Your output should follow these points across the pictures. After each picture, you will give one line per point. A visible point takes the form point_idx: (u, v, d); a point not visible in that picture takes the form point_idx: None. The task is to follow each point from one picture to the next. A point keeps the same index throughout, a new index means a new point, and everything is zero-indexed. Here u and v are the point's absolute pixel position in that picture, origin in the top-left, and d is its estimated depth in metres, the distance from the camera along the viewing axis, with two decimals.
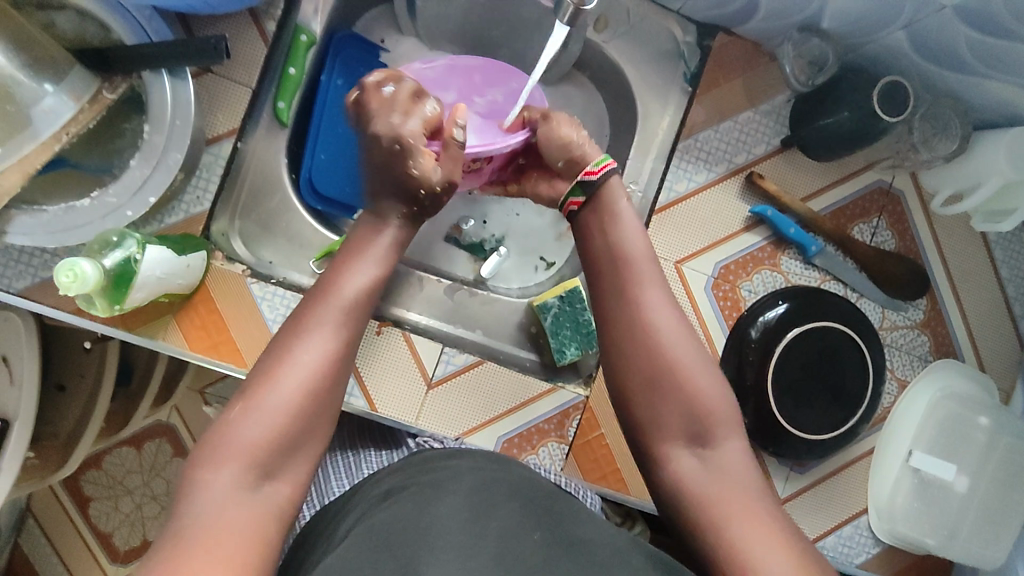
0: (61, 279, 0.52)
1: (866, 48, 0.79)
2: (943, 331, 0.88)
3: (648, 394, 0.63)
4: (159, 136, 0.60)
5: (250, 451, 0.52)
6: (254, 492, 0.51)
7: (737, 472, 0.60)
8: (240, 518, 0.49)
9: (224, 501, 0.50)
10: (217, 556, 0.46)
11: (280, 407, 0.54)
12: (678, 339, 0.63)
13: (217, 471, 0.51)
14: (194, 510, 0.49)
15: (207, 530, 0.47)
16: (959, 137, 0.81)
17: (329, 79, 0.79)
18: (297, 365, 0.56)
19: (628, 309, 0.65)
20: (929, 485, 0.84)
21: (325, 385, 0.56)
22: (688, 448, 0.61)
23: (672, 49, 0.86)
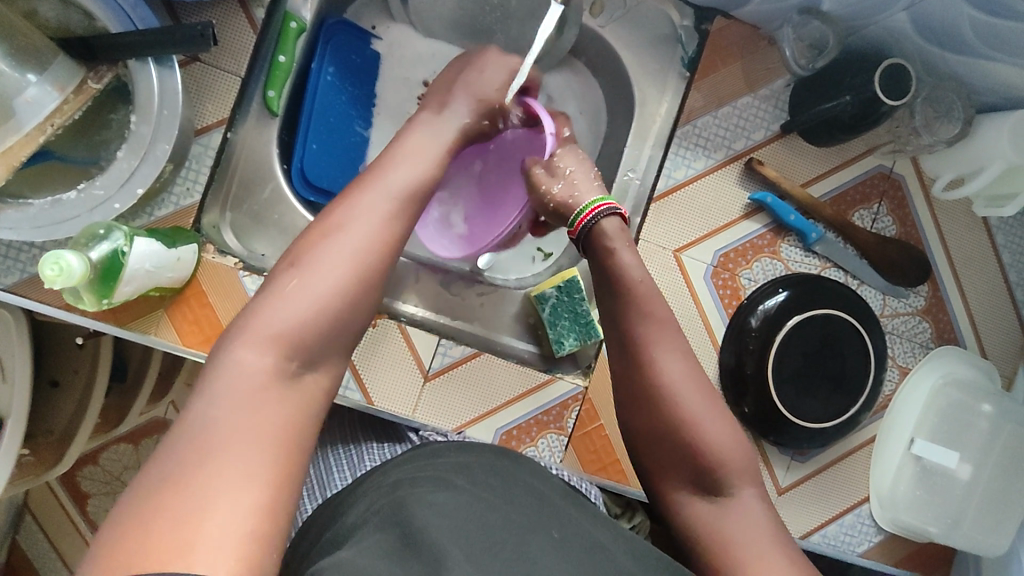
0: (45, 272, 0.51)
1: (867, 30, 0.78)
2: (945, 318, 0.87)
3: (659, 448, 0.64)
4: (146, 126, 0.58)
5: (287, 337, 0.51)
6: (290, 378, 0.50)
7: (751, 520, 0.60)
8: (276, 407, 0.49)
9: (259, 386, 0.49)
10: (248, 441, 0.45)
11: (324, 287, 0.54)
12: (686, 387, 0.63)
13: (258, 345, 0.50)
14: (226, 391, 0.48)
15: (242, 415, 0.47)
16: (962, 121, 0.79)
17: (320, 68, 0.77)
18: (339, 255, 0.55)
19: (637, 362, 0.65)
20: (931, 472, 0.84)
21: (366, 277, 0.56)
22: (699, 494, 0.62)
23: (669, 33, 0.84)
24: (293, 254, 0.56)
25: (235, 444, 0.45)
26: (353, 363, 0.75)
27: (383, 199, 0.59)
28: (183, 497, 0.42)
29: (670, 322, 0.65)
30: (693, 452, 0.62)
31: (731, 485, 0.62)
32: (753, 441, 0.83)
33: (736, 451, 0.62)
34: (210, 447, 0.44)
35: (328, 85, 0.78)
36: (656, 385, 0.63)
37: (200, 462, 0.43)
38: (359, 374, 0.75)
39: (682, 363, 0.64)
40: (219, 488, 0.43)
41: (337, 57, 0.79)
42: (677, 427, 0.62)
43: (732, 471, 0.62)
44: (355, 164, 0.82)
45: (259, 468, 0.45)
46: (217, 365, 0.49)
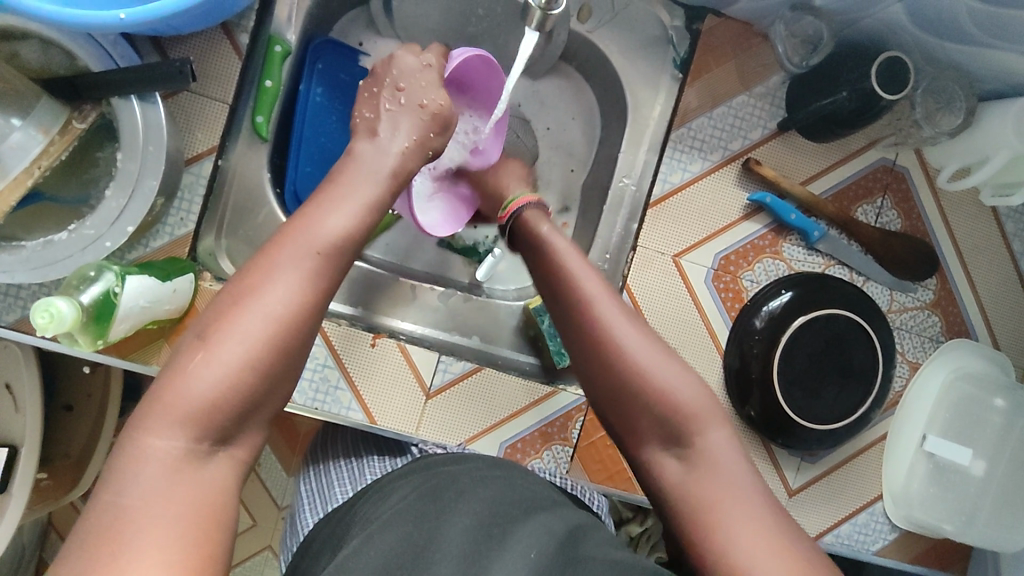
0: (37, 320, 0.51)
1: (862, 23, 0.76)
2: (955, 311, 0.85)
3: (622, 405, 0.60)
4: (133, 163, 0.58)
5: (195, 415, 0.47)
6: (200, 464, 0.47)
7: (725, 467, 0.56)
8: (189, 493, 0.45)
9: (168, 474, 0.45)
10: (154, 537, 0.41)
11: (235, 360, 0.49)
12: (633, 339, 0.60)
13: (159, 433, 0.46)
14: (131, 484, 0.44)
15: (155, 511, 0.43)
16: (965, 111, 0.77)
17: (309, 89, 0.77)
18: (250, 321, 0.50)
19: (580, 322, 0.62)
20: (945, 469, 0.82)
21: (282, 343, 0.50)
22: (666, 449, 0.58)
23: (660, 35, 0.82)
24: (203, 323, 0.51)
25: (138, 537, 0.41)
26: (355, 384, 0.75)
27: (304, 253, 0.53)
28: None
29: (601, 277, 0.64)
30: (652, 402, 0.58)
31: (697, 436, 0.57)
32: (761, 443, 0.82)
33: (692, 394, 0.59)
34: (114, 548, 0.40)
35: (317, 106, 0.78)
36: (603, 340, 0.60)
37: (102, 563, 0.40)
38: (361, 394, 0.75)
39: (625, 316, 0.62)
40: None
41: (326, 77, 0.79)
42: (630, 376, 0.59)
43: (696, 417, 0.58)
44: None
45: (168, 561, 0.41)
46: (119, 457, 0.45)
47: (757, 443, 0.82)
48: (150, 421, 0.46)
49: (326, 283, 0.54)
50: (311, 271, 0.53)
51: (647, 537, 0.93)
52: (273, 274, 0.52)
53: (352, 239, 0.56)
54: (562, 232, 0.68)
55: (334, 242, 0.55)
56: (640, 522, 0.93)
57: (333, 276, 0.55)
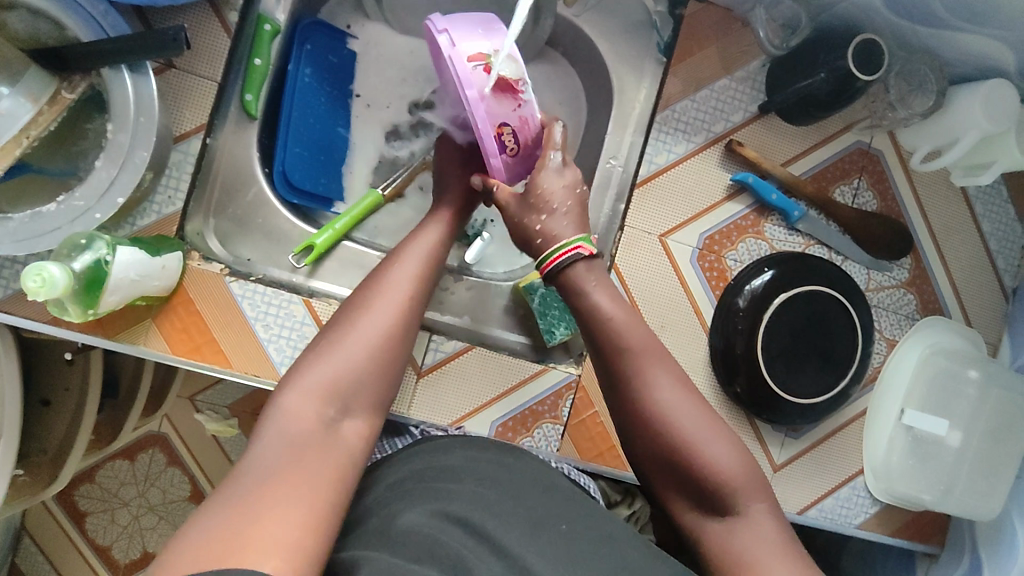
0: (28, 283, 0.50)
1: (838, 7, 0.78)
2: (929, 289, 0.88)
3: (668, 474, 0.61)
4: (123, 134, 0.58)
5: (328, 387, 0.53)
6: (329, 429, 0.51)
7: (767, 539, 0.56)
8: (318, 448, 0.49)
9: (303, 434, 0.50)
10: (294, 477, 0.46)
11: (361, 341, 0.56)
12: (681, 408, 0.61)
13: (298, 399, 0.52)
14: (276, 434, 0.49)
15: (292, 458, 0.48)
16: (936, 92, 0.81)
17: (297, 69, 0.77)
18: (371, 316, 0.58)
19: (627, 399, 0.63)
20: (923, 441, 0.85)
21: (393, 335, 0.58)
22: (707, 513, 0.59)
23: (643, 20, 0.84)
24: (331, 322, 0.59)
25: (281, 478, 0.46)
26: None
27: (409, 265, 0.64)
28: (233, 525, 0.42)
29: (652, 354, 0.64)
30: (698, 471, 0.59)
31: (738, 505, 0.58)
32: (747, 420, 0.84)
33: (739, 463, 0.60)
34: (261, 483, 0.45)
35: (306, 87, 0.78)
36: (649, 407, 0.62)
37: (253, 494, 0.44)
38: None
39: (673, 391, 0.62)
40: (262, 511, 0.43)
41: (314, 59, 0.79)
42: (675, 448, 0.60)
43: (740, 489, 0.59)
44: (336, 167, 0.82)
45: (303, 501, 0.45)
46: (265, 415, 0.51)
47: (742, 419, 0.84)
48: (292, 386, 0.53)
49: (424, 283, 0.64)
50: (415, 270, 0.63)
51: (636, 518, 0.94)
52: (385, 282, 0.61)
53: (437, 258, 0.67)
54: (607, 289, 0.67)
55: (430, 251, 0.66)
56: (628, 505, 0.93)
57: (430, 279, 0.65)
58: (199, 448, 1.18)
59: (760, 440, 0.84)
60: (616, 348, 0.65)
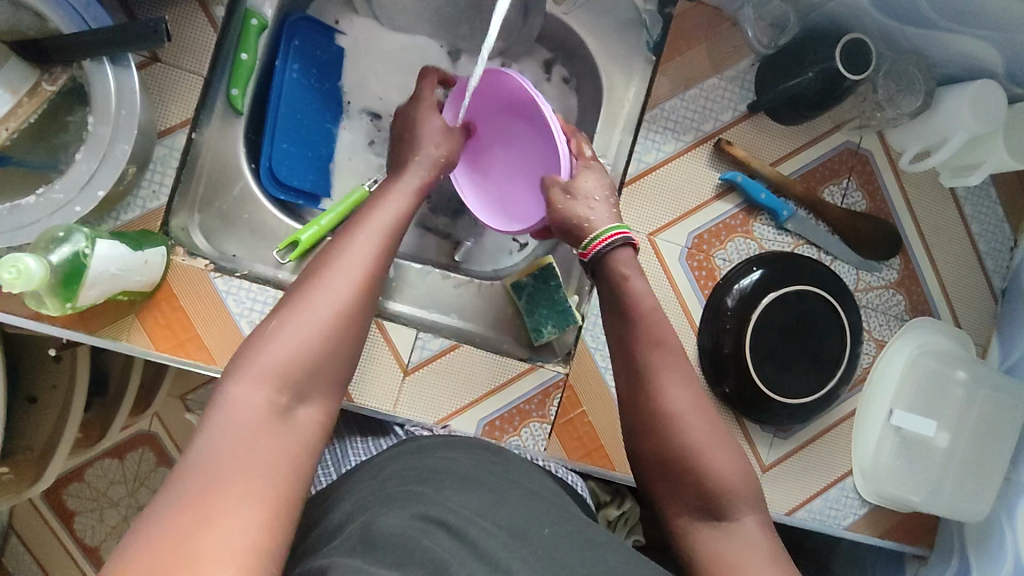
0: (3, 275, 0.50)
1: (827, 7, 0.78)
2: (918, 290, 0.88)
3: (669, 474, 0.62)
4: (105, 127, 0.57)
5: (277, 374, 0.51)
6: (282, 419, 0.50)
7: (759, 546, 0.57)
8: (268, 444, 0.48)
9: (253, 427, 0.48)
10: (242, 475, 0.45)
11: (314, 325, 0.54)
12: (693, 413, 0.62)
13: (245, 388, 0.50)
14: (222, 428, 0.47)
15: (240, 452, 0.46)
16: (924, 93, 0.81)
17: (285, 65, 0.77)
18: (322, 297, 0.55)
19: (640, 397, 0.64)
20: (911, 442, 0.85)
21: (347, 317, 0.55)
22: (702, 521, 0.60)
23: (634, 18, 0.84)
24: (280, 302, 0.56)
25: (230, 483, 0.44)
26: None
27: (370, 244, 0.60)
28: (177, 539, 0.41)
29: (673, 357, 0.65)
30: (699, 476, 0.60)
31: (734, 512, 0.59)
32: (736, 420, 0.84)
33: (738, 474, 0.60)
34: (207, 489, 0.43)
35: (293, 82, 0.78)
36: (661, 408, 0.62)
37: (199, 503, 0.43)
38: None
39: (688, 392, 0.63)
40: (215, 514, 0.42)
41: (302, 54, 0.79)
42: (682, 452, 0.61)
43: (735, 497, 0.59)
44: (323, 163, 0.82)
45: (254, 510, 0.44)
46: (212, 405, 0.49)
47: (731, 419, 0.84)
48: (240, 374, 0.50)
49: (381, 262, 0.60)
50: (373, 251, 0.60)
51: (624, 519, 0.94)
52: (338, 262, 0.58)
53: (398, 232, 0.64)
54: (643, 290, 0.68)
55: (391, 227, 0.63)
56: (618, 505, 0.93)
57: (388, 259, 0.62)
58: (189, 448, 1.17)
59: (749, 440, 0.83)
60: (635, 344, 0.66)
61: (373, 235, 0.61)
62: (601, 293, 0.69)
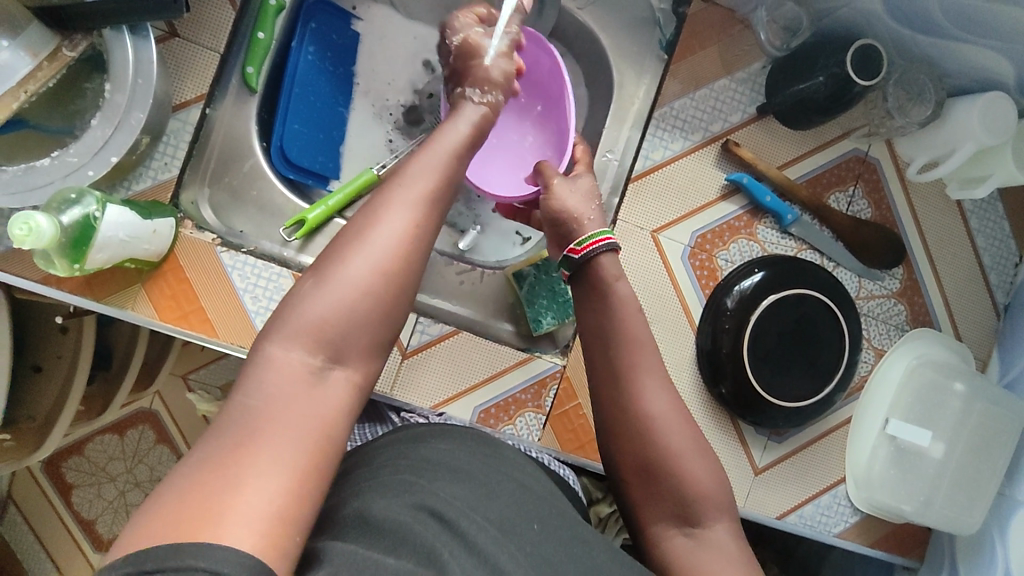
0: (15, 231, 0.51)
1: (841, 13, 0.79)
2: (920, 301, 0.88)
3: (650, 479, 0.64)
4: (121, 95, 0.59)
5: (314, 334, 0.50)
6: (319, 378, 0.50)
7: (728, 551, 0.61)
8: (303, 403, 0.48)
9: (290, 385, 0.48)
10: (277, 434, 0.45)
11: (355, 283, 0.53)
12: (673, 420, 0.65)
13: (284, 347, 0.50)
14: (260, 385, 0.48)
15: (274, 412, 0.46)
16: (934, 103, 0.81)
17: (301, 47, 0.79)
18: (366, 255, 0.54)
19: (623, 401, 0.66)
20: (905, 451, 0.85)
21: (392, 278, 0.54)
22: (677, 526, 0.63)
23: (648, 17, 0.85)
24: (323, 259, 0.55)
25: (257, 447, 0.44)
26: None
27: (414, 200, 0.57)
28: (206, 489, 0.41)
29: (653, 364, 0.67)
30: (679, 482, 0.63)
31: (708, 518, 0.63)
32: (731, 422, 0.84)
33: (715, 485, 0.64)
34: (239, 443, 0.44)
35: (308, 65, 0.79)
36: (642, 414, 0.65)
37: (230, 456, 0.43)
38: None
39: (667, 400, 0.66)
40: (246, 472, 0.43)
41: (318, 38, 0.81)
42: (662, 458, 0.64)
43: (710, 503, 0.63)
44: (334, 146, 0.83)
45: (283, 467, 0.44)
46: (253, 361, 0.50)
47: (726, 420, 0.84)
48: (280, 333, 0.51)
49: (428, 219, 0.58)
50: (417, 210, 0.57)
51: (614, 518, 0.93)
52: (385, 218, 0.56)
53: (449, 192, 0.61)
54: (626, 296, 0.70)
55: (440, 182, 0.60)
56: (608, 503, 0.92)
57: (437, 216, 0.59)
58: (189, 427, 1.18)
59: (743, 441, 0.83)
60: (617, 348, 0.68)
61: (422, 192, 0.58)
62: (585, 296, 0.71)
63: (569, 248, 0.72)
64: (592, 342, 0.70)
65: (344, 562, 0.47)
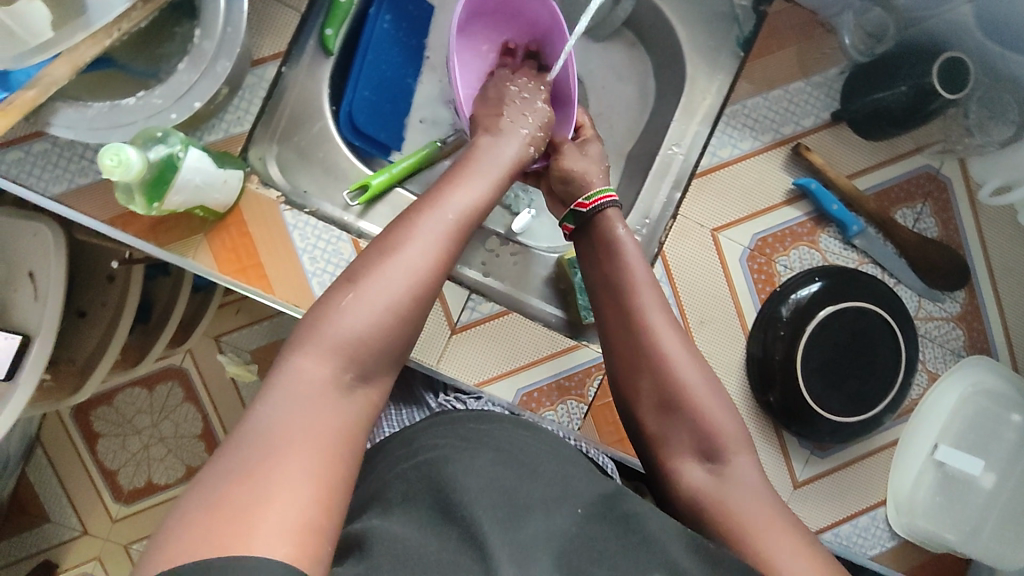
0: (105, 161, 0.52)
1: (928, 23, 0.78)
2: (979, 327, 0.85)
3: (663, 411, 0.64)
4: (210, 42, 0.60)
5: (339, 351, 0.49)
6: (343, 396, 0.49)
7: (752, 484, 0.60)
8: (327, 416, 0.47)
9: (315, 399, 0.47)
10: (304, 446, 0.44)
11: (382, 304, 0.52)
12: (682, 356, 0.64)
13: (309, 362, 0.49)
14: (285, 397, 0.47)
15: (299, 426, 0.45)
16: (1016, 123, 0.77)
17: (378, 14, 0.79)
18: (394, 272, 0.53)
19: (627, 336, 0.66)
20: (952, 478, 0.83)
21: (418, 299, 0.54)
22: (698, 462, 0.62)
23: (726, 12, 0.84)
24: (349, 275, 0.54)
25: (285, 458, 0.43)
26: None
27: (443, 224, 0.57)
28: (234, 499, 0.41)
29: (660, 301, 0.67)
30: (693, 415, 0.63)
31: (728, 451, 0.62)
32: (774, 432, 0.82)
33: (730, 418, 0.63)
34: (265, 454, 0.43)
35: (383, 33, 0.79)
36: (651, 345, 0.65)
37: (256, 467, 0.42)
38: None
39: (676, 335, 0.66)
40: (274, 484, 0.42)
41: (396, 7, 0.80)
42: (673, 389, 0.63)
43: (728, 437, 0.62)
44: (399, 118, 0.83)
45: (312, 477, 0.43)
46: (274, 375, 0.48)
47: (768, 429, 0.82)
48: (305, 347, 0.50)
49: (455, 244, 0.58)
50: (442, 235, 0.57)
51: None
52: (412, 239, 0.55)
53: (476, 218, 0.61)
54: (632, 242, 0.71)
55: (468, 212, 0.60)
56: None
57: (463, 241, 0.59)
58: (216, 388, 1.18)
59: (784, 452, 0.82)
60: (623, 284, 0.68)
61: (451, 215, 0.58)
62: (588, 244, 0.73)
63: (576, 203, 0.75)
64: (598, 282, 0.71)
65: (386, 554, 0.46)
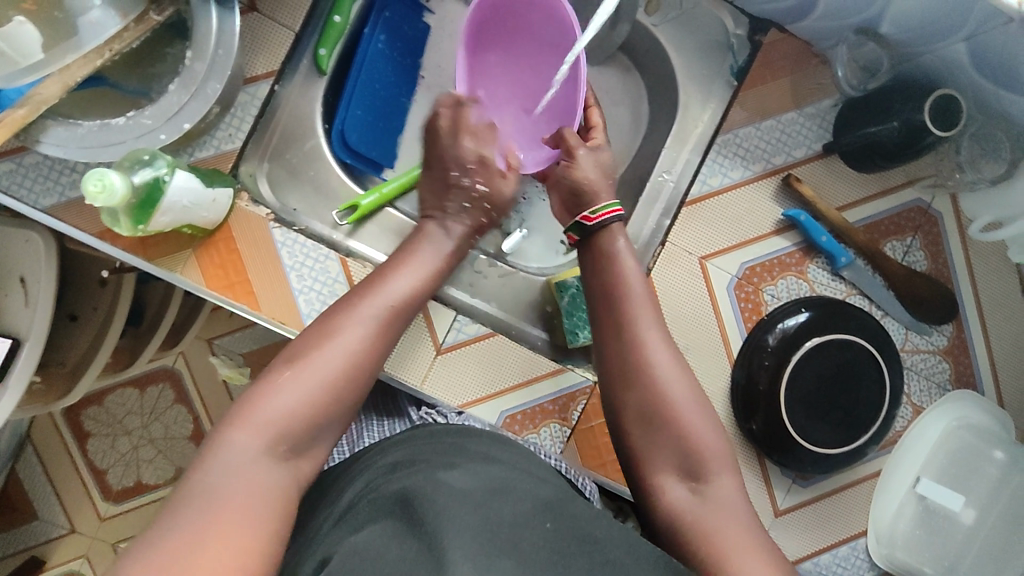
0: (89, 187, 0.53)
1: (922, 58, 0.77)
2: (966, 361, 0.85)
3: (644, 438, 0.64)
4: (200, 64, 0.62)
5: (271, 427, 0.53)
6: (273, 467, 0.52)
7: (732, 504, 0.60)
8: (259, 485, 0.50)
9: (248, 470, 0.50)
10: (238, 511, 0.47)
11: (314, 385, 0.55)
12: (674, 375, 0.65)
13: (243, 436, 0.52)
14: (221, 467, 0.49)
15: (232, 492, 0.48)
16: (1008, 161, 0.78)
17: (373, 34, 0.79)
18: (329, 356, 0.57)
19: (614, 356, 0.67)
20: (933, 512, 0.84)
21: (351, 378, 0.58)
22: (679, 480, 0.62)
23: (722, 41, 0.85)
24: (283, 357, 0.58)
25: (220, 523, 0.45)
26: None
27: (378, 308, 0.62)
28: (168, 562, 0.42)
29: (654, 315, 0.68)
30: (682, 432, 0.63)
31: (710, 471, 0.62)
32: (757, 459, 0.82)
33: (713, 437, 0.64)
34: (199, 518, 0.45)
35: (377, 52, 0.79)
36: (642, 361, 0.66)
37: (190, 530, 0.44)
38: None
39: (667, 354, 0.66)
40: (208, 544, 0.44)
41: (390, 27, 0.81)
42: (657, 408, 0.64)
43: (710, 458, 0.63)
44: (391, 136, 0.83)
45: (244, 540, 0.45)
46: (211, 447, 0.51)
47: (752, 456, 0.82)
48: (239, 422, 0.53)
49: (389, 328, 0.62)
50: (375, 320, 0.61)
51: None
52: (346, 325, 0.59)
53: (414, 301, 0.65)
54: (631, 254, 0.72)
55: (405, 297, 0.64)
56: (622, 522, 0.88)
57: (398, 325, 0.63)
58: (208, 390, 1.19)
59: (765, 481, 0.82)
60: (619, 298, 0.69)
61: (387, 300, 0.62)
62: (587, 257, 0.74)
63: (582, 215, 0.75)
64: (596, 291, 0.71)
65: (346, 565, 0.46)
